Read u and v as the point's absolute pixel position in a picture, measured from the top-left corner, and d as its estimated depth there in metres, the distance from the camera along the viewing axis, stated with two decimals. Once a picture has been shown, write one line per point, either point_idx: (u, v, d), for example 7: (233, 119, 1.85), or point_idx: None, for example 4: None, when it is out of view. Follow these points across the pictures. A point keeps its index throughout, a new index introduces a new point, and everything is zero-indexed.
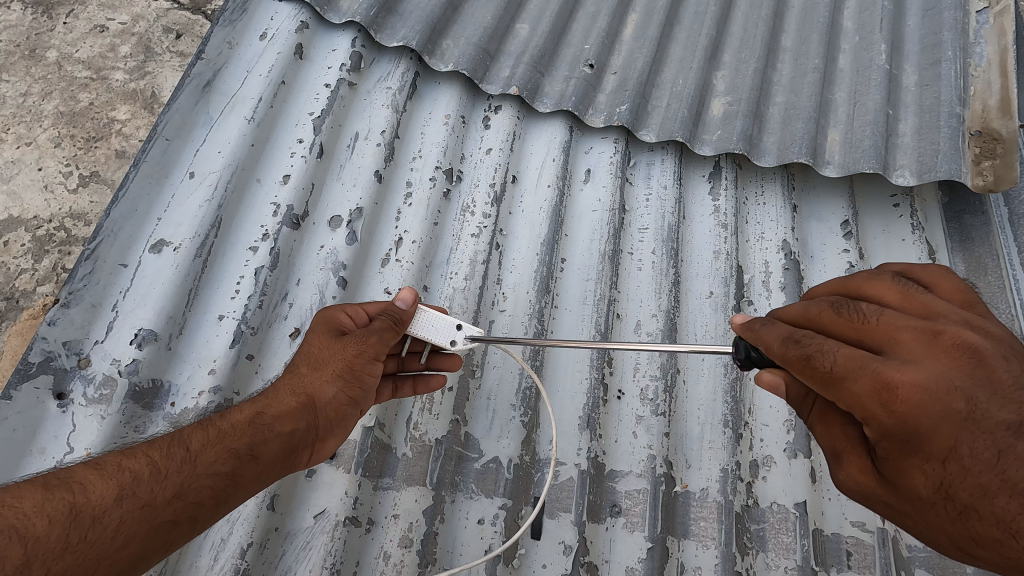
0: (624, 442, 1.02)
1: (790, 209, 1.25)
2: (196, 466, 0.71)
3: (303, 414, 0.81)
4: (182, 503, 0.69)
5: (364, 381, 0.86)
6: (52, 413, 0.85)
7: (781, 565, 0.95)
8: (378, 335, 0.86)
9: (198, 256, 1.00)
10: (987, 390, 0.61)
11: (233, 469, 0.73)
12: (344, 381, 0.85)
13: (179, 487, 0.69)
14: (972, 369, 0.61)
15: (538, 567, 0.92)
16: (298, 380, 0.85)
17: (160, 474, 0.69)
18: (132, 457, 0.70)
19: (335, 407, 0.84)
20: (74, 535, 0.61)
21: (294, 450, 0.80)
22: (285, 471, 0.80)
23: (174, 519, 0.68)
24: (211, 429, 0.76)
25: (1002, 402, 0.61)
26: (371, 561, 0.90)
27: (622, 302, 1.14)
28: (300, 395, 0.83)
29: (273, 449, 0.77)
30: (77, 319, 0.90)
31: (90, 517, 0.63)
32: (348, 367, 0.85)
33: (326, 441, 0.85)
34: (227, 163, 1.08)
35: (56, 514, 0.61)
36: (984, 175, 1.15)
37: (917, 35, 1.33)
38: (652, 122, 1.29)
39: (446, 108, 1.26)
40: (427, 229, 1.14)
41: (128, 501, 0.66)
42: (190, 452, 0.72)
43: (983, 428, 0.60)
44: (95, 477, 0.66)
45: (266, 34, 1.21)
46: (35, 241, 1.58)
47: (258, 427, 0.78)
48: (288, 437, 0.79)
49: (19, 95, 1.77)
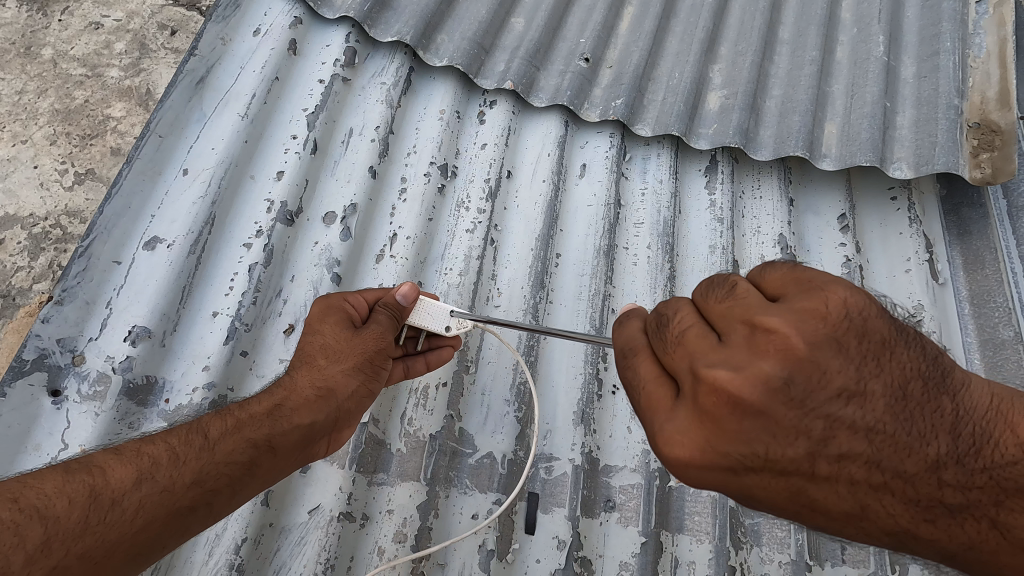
0: (618, 437, 1.02)
1: (786, 203, 1.24)
2: (214, 454, 0.72)
3: (323, 406, 0.82)
4: (201, 489, 0.69)
5: (380, 373, 0.89)
6: (47, 410, 0.85)
7: (776, 558, 0.95)
8: (389, 331, 0.89)
9: (192, 253, 1.00)
10: (765, 441, 0.53)
11: (251, 458, 0.74)
12: (364, 374, 0.87)
13: (198, 474, 0.70)
14: (741, 428, 0.53)
15: (533, 561, 0.93)
16: (318, 371, 0.86)
17: (178, 460, 0.70)
18: (150, 444, 0.70)
19: (354, 399, 0.85)
20: (93, 516, 0.62)
21: (311, 440, 0.80)
22: (302, 460, 0.81)
23: (191, 505, 0.68)
24: (228, 419, 0.77)
25: (785, 441, 0.54)
26: (366, 556, 0.90)
27: (617, 296, 1.14)
28: (319, 387, 0.83)
29: (290, 440, 0.78)
30: (71, 316, 0.90)
31: (108, 499, 0.64)
32: (367, 359, 0.88)
33: (342, 431, 0.86)
34: (221, 160, 1.08)
35: (76, 496, 0.62)
36: (981, 168, 1.12)
37: (915, 26, 1.32)
38: (648, 116, 1.28)
39: (440, 103, 1.26)
40: (422, 225, 1.14)
41: (147, 485, 0.66)
42: (208, 441, 0.73)
43: (769, 467, 0.55)
44: (114, 461, 0.67)
45: (260, 30, 1.21)
46: (31, 239, 1.59)
47: (276, 419, 0.79)
48: (307, 429, 0.79)
49: (14, 93, 1.77)
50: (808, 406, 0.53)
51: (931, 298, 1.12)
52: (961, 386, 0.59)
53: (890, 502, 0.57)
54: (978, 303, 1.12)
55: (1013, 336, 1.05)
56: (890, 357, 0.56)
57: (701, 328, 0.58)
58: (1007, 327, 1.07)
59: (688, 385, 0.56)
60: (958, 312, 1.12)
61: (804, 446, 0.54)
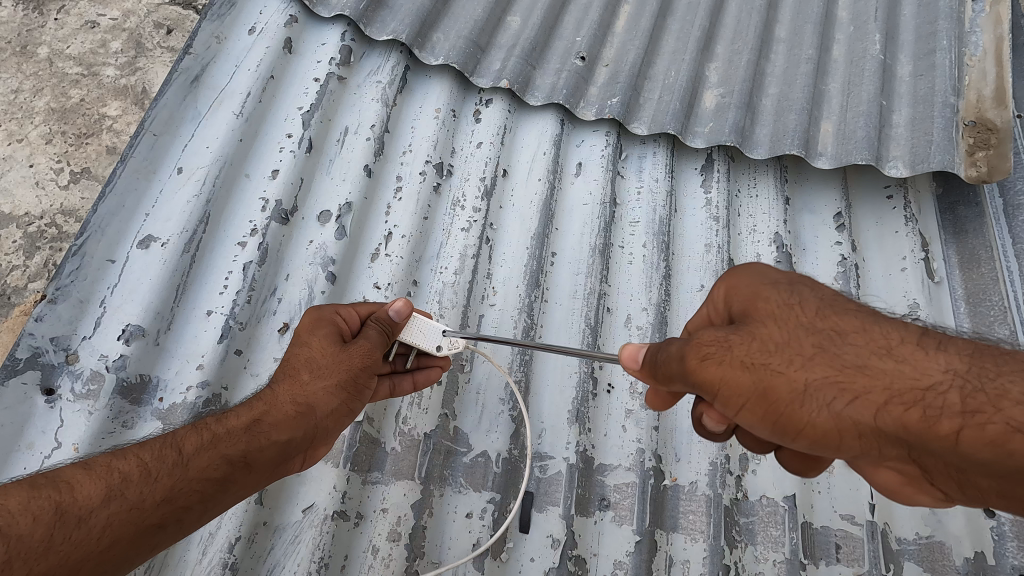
0: (613, 436, 1.02)
1: (782, 202, 1.24)
2: (187, 470, 0.71)
3: (302, 423, 0.80)
4: (171, 506, 0.69)
5: (363, 392, 0.87)
6: (40, 408, 0.85)
7: (770, 557, 0.95)
8: (377, 348, 0.88)
9: (186, 252, 1.00)
10: (785, 284, 0.75)
11: (225, 474, 0.73)
12: (346, 393, 0.84)
13: (169, 491, 0.69)
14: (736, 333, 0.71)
15: (527, 560, 0.93)
16: (300, 387, 0.83)
17: (149, 477, 0.69)
18: (123, 458, 0.70)
19: (334, 416, 0.83)
20: (58, 535, 0.62)
21: (288, 456, 0.79)
22: (278, 475, 0.80)
23: (160, 522, 0.68)
24: (204, 433, 0.75)
25: (801, 288, 0.74)
26: (360, 555, 0.90)
27: (612, 295, 1.14)
28: (299, 404, 0.81)
29: (267, 456, 0.77)
30: (65, 315, 0.90)
31: (75, 517, 0.64)
32: (352, 376, 0.86)
33: (320, 447, 0.84)
34: (215, 158, 1.07)
35: (41, 514, 0.63)
36: (977, 166, 1.12)
37: (912, 24, 1.32)
38: (644, 114, 1.28)
39: (436, 102, 1.26)
40: (417, 224, 1.14)
41: (116, 502, 0.66)
42: (182, 456, 0.72)
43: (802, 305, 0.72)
44: (83, 477, 0.67)
45: (255, 28, 1.21)
46: (27, 238, 1.59)
47: (254, 434, 0.77)
48: (284, 445, 0.78)
49: (10, 92, 1.77)
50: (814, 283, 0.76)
51: (926, 297, 1.13)
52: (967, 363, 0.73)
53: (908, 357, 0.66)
54: (973, 301, 1.12)
55: (1009, 334, 1.05)
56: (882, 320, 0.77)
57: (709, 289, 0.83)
58: (1003, 325, 1.07)
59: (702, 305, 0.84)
60: (953, 311, 1.12)
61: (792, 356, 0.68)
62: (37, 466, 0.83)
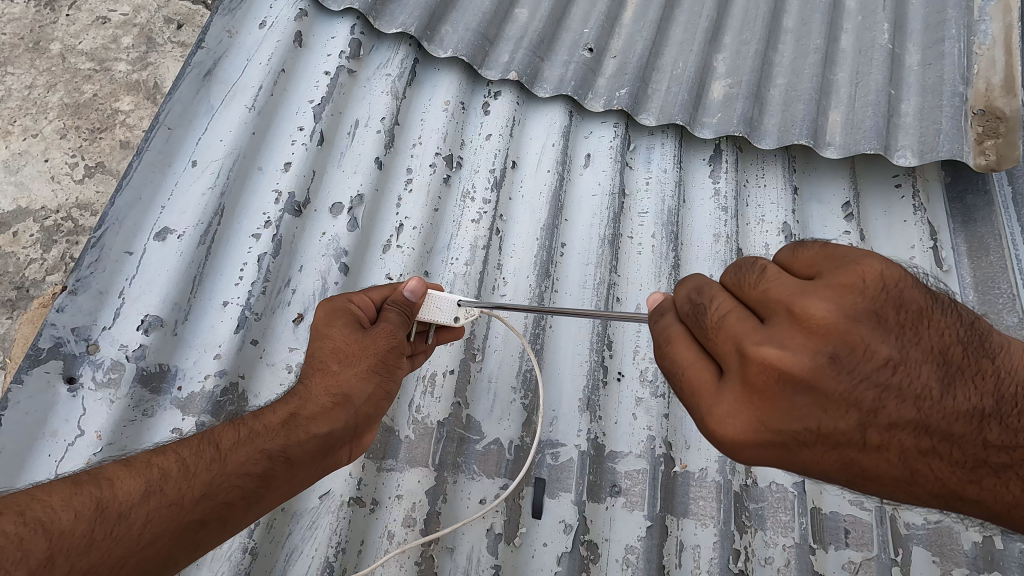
0: (624, 424, 1.03)
1: (790, 191, 1.25)
2: (226, 465, 0.72)
3: (341, 413, 0.81)
4: (211, 502, 0.70)
5: (395, 372, 0.89)
6: (63, 396, 0.87)
7: (780, 542, 0.97)
8: (400, 328, 0.89)
9: (202, 244, 1.02)
10: (817, 415, 0.56)
11: (266, 470, 0.74)
12: (378, 376, 0.87)
13: (208, 486, 0.70)
14: (791, 401, 0.55)
15: (540, 545, 0.94)
16: (331, 378, 0.85)
17: (187, 472, 0.70)
18: (161, 455, 0.71)
19: (371, 402, 0.85)
20: (98, 531, 0.63)
21: (331, 449, 0.80)
22: (321, 468, 0.80)
23: (202, 519, 0.69)
24: (241, 429, 0.76)
25: (836, 414, 0.55)
26: (376, 540, 0.92)
27: (622, 285, 1.15)
28: (334, 395, 0.83)
29: (308, 450, 0.77)
30: (85, 305, 0.92)
31: (115, 512, 0.64)
32: (379, 358, 0.88)
33: (362, 436, 0.85)
34: (229, 151, 1.09)
35: (82, 510, 0.63)
36: (986, 154, 1.13)
37: (920, 13, 1.32)
38: (652, 106, 1.29)
39: (446, 95, 1.27)
40: (428, 215, 1.15)
41: (155, 498, 0.67)
42: (219, 451, 0.73)
43: (826, 448, 0.57)
44: (124, 472, 0.67)
45: (265, 22, 1.22)
46: (44, 231, 1.61)
47: (292, 429, 0.78)
48: (325, 437, 0.79)
49: (24, 88, 1.79)
50: (854, 376, 0.55)
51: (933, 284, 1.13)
52: (999, 349, 0.61)
53: (938, 467, 0.59)
54: (982, 289, 1.12)
55: (1017, 322, 1.06)
56: (927, 324, 0.58)
57: (741, 313, 0.60)
58: (1011, 313, 1.08)
59: (734, 364, 0.58)
60: (961, 298, 1.13)
61: (854, 418, 0.56)
62: (61, 454, 0.84)
